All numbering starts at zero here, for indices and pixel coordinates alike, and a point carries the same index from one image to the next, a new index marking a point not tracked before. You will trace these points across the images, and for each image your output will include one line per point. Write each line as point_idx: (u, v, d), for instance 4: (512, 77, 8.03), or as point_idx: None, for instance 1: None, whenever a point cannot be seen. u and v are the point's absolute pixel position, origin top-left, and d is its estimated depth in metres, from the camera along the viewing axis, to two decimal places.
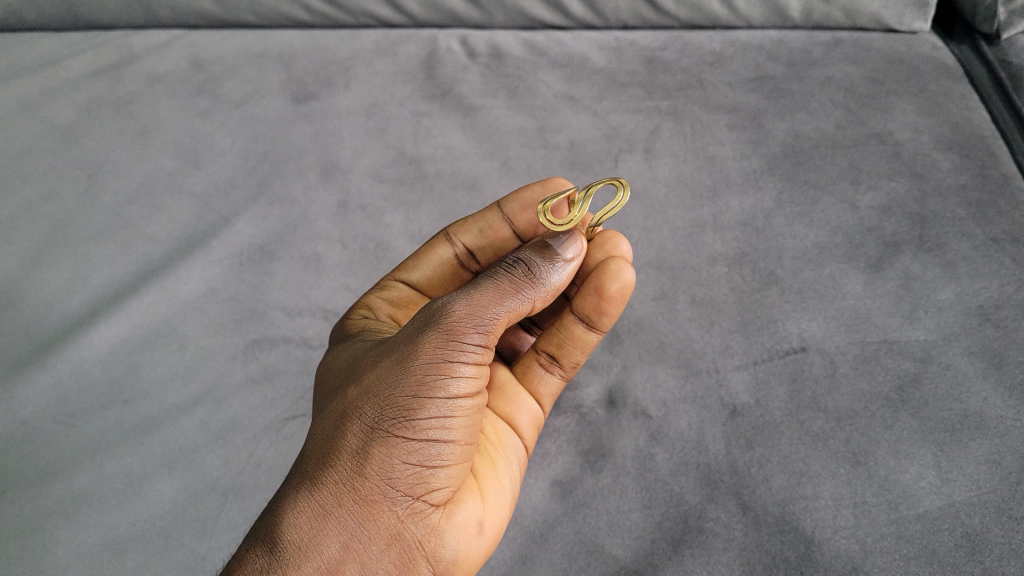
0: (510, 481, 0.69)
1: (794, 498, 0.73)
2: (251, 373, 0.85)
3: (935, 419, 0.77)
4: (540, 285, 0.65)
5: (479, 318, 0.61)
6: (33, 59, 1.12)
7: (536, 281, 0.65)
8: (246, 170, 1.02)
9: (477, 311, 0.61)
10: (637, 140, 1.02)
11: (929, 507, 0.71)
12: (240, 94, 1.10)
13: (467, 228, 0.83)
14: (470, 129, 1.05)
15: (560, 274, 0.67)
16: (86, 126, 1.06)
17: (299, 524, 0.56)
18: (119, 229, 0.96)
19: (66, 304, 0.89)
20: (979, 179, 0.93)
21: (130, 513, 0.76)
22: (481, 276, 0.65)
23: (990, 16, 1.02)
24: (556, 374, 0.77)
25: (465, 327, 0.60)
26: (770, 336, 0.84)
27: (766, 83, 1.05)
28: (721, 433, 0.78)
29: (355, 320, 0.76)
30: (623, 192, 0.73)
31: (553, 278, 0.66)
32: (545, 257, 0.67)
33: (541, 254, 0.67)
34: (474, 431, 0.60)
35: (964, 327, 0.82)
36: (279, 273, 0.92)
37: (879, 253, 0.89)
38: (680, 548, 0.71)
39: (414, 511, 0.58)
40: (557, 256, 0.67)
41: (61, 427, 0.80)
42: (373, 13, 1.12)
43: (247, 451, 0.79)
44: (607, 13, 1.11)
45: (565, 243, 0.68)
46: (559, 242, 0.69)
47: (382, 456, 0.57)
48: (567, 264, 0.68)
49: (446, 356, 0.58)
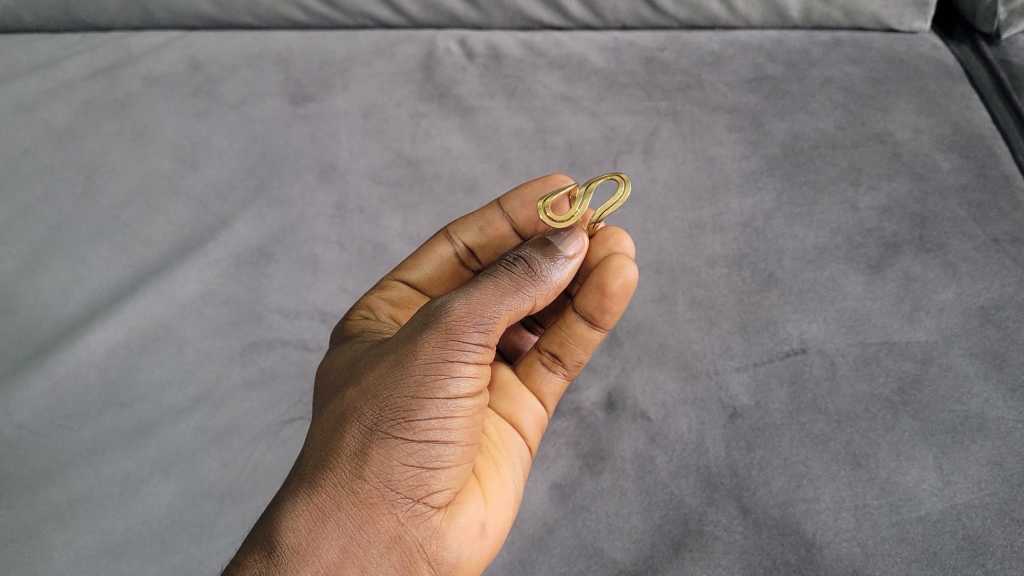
0: (512, 482, 0.69)
1: (794, 500, 0.73)
2: (249, 376, 0.84)
3: (936, 421, 0.76)
4: (541, 283, 0.65)
5: (479, 317, 0.60)
6: (31, 61, 1.12)
7: (537, 279, 0.65)
8: (244, 172, 1.01)
9: (477, 310, 0.61)
10: (636, 141, 1.01)
11: (930, 509, 0.71)
12: (238, 96, 1.09)
13: (467, 226, 0.82)
14: (469, 130, 1.04)
15: (561, 272, 0.66)
16: (84, 128, 1.06)
17: (297, 528, 0.55)
18: (116, 231, 0.96)
19: (63, 306, 0.89)
20: (979, 180, 0.93)
21: (127, 518, 0.75)
22: (481, 275, 0.65)
23: (989, 16, 1.02)
24: (559, 374, 0.76)
25: (465, 326, 0.59)
26: (770, 337, 0.84)
27: (765, 83, 1.05)
28: (721, 436, 0.77)
29: (355, 321, 0.75)
30: (624, 187, 0.71)
31: (554, 276, 0.66)
32: (546, 255, 0.66)
33: (541, 252, 0.66)
34: (475, 432, 0.60)
35: (964, 329, 0.82)
36: (277, 275, 0.92)
37: (879, 254, 0.89)
38: (680, 551, 0.71)
39: (415, 513, 0.57)
40: (558, 253, 0.67)
41: (58, 430, 0.80)
42: (370, 13, 1.11)
43: (244, 455, 0.79)
44: (606, 13, 1.10)
45: (566, 241, 0.68)
46: (560, 239, 0.68)
47: (381, 458, 0.56)
48: (569, 261, 0.67)
49: (446, 356, 0.58)
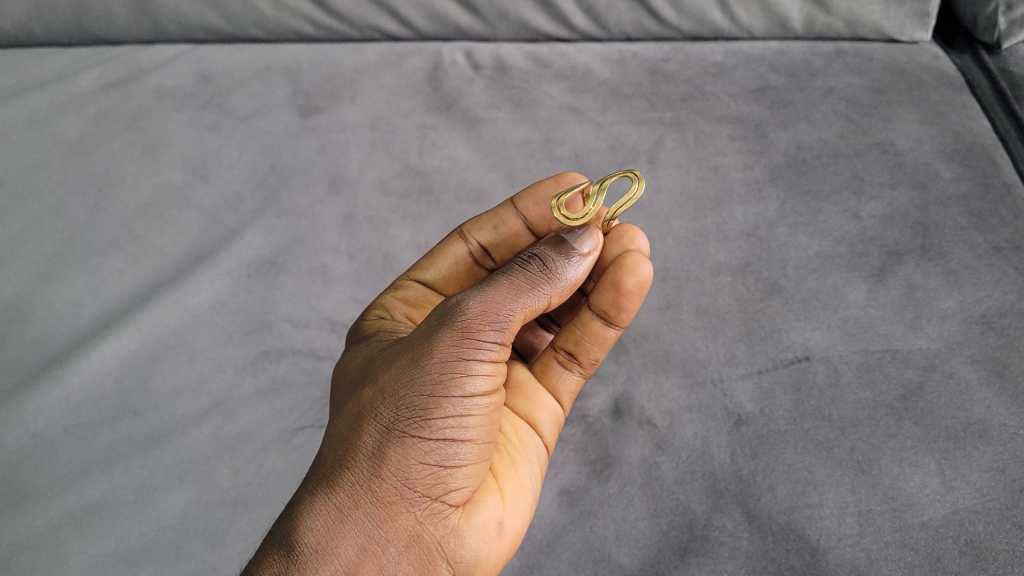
0: (530, 481, 0.70)
1: (799, 506, 0.74)
2: (260, 385, 0.86)
3: (938, 427, 0.77)
4: (556, 280, 0.66)
5: (495, 315, 0.61)
6: (43, 75, 1.13)
7: (552, 277, 0.66)
8: (254, 183, 1.03)
9: (492, 308, 0.62)
10: (641, 151, 1.03)
11: (933, 515, 0.72)
12: (247, 108, 1.11)
13: (481, 226, 0.83)
14: (475, 141, 1.06)
15: (576, 269, 0.67)
16: (95, 141, 1.08)
17: (316, 527, 0.57)
18: (128, 242, 0.98)
19: (77, 316, 0.90)
20: (980, 188, 0.94)
21: (142, 524, 0.77)
22: (497, 273, 0.66)
23: (990, 26, 1.03)
24: (575, 372, 0.77)
25: (481, 324, 0.60)
26: (774, 345, 0.85)
27: (768, 93, 1.06)
28: (726, 442, 0.78)
29: (371, 321, 0.77)
30: (638, 184, 0.71)
31: (570, 273, 0.67)
32: (560, 252, 0.67)
33: (556, 250, 0.67)
34: (492, 430, 0.61)
35: (966, 336, 0.83)
36: (287, 285, 0.93)
37: (882, 262, 0.90)
38: (687, 556, 0.72)
39: (433, 511, 0.58)
40: (573, 250, 0.68)
41: (73, 438, 0.81)
42: (378, 27, 1.13)
43: (256, 462, 0.80)
44: (610, 25, 1.11)
45: (581, 238, 0.69)
46: (575, 236, 0.69)
47: (398, 456, 0.58)
48: (584, 258, 0.68)
49: (462, 354, 0.59)
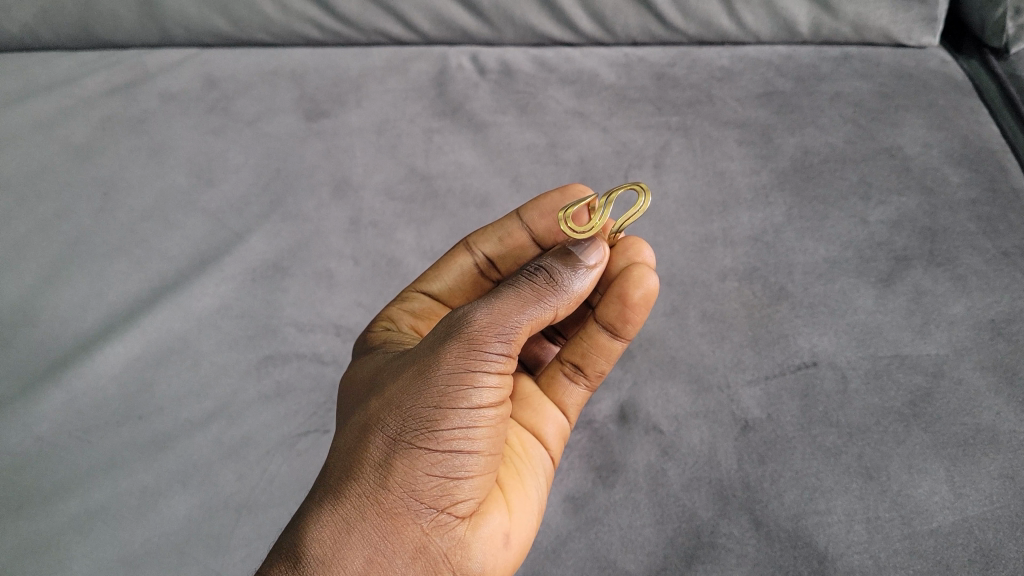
0: (536, 493, 0.69)
1: (806, 513, 0.73)
2: (264, 389, 0.85)
3: (947, 434, 0.77)
4: (562, 292, 0.66)
5: (501, 326, 0.61)
6: (49, 78, 1.13)
7: (558, 289, 0.65)
8: (260, 187, 1.03)
9: (499, 320, 0.61)
10: (647, 155, 1.02)
11: (942, 522, 0.72)
12: (252, 112, 1.11)
13: (487, 237, 0.83)
14: (481, 145, 1.06)
15: (582, 281, 0.67)
16: (101, 144, 1.08)
17: (322, 539, 0.57)
18: (134, 246, 0.98)
19: (81, 320, 0.90)
20: (990, 194, 0.94)
21: (145, 529, 0.76)
22: (503, 284, 0.66)
23: (998, 31, 1.02)
24: (582, 384, 0.77)
25: (487, 336, 0.60)
26: (781, 351, 0.84)
27: (775, 98, 1.06)
28: (733, 449, 0.78)
29: (377, 332, 0.76)
30: (645, 197, 0.71)
31: (576, 285, 0.66)
32: (566, 264, 0.67)
33: (563, 261, 0.67)
34: (498, 442, 0.60)
35: (975, 342, 0.82)
36: (292, 289, 0.93)
37: (890, 268, 0.89)
38: (692, 563, 0.72)
39: (440, 523, 0.58)
40: (579, 262, 0.67)
41: (78, 442, 0.81)
42: (385, 31, 1.13)
43: (260, 467, 0.80)
44: (617, 30, 1.11)
45: (588, 251, 0.69)
46: (581, 248, 0.69)
47: (405, 468, 0.57)
48: (590, 270, 0.68)
49: (468, 366, 0.58)
